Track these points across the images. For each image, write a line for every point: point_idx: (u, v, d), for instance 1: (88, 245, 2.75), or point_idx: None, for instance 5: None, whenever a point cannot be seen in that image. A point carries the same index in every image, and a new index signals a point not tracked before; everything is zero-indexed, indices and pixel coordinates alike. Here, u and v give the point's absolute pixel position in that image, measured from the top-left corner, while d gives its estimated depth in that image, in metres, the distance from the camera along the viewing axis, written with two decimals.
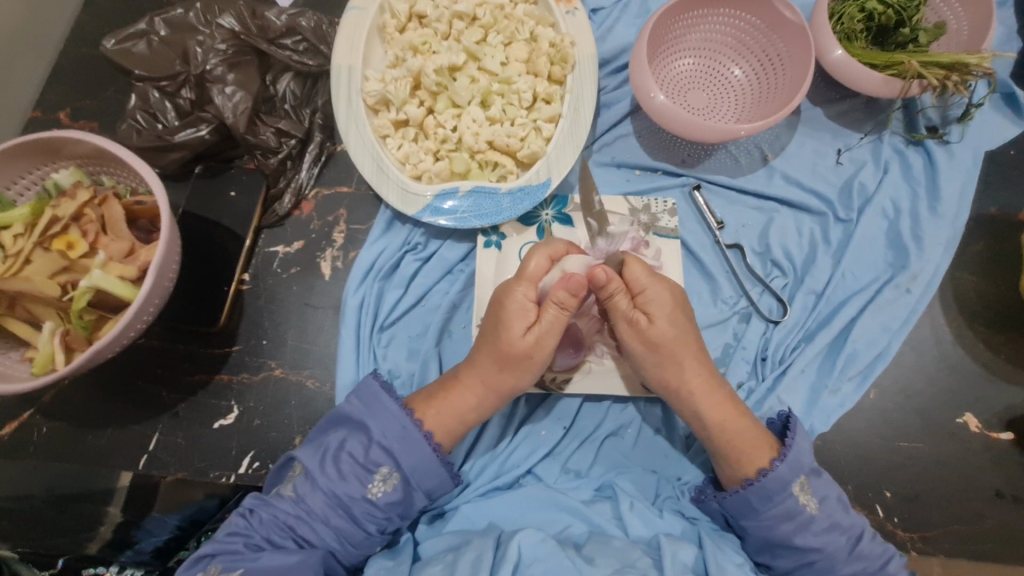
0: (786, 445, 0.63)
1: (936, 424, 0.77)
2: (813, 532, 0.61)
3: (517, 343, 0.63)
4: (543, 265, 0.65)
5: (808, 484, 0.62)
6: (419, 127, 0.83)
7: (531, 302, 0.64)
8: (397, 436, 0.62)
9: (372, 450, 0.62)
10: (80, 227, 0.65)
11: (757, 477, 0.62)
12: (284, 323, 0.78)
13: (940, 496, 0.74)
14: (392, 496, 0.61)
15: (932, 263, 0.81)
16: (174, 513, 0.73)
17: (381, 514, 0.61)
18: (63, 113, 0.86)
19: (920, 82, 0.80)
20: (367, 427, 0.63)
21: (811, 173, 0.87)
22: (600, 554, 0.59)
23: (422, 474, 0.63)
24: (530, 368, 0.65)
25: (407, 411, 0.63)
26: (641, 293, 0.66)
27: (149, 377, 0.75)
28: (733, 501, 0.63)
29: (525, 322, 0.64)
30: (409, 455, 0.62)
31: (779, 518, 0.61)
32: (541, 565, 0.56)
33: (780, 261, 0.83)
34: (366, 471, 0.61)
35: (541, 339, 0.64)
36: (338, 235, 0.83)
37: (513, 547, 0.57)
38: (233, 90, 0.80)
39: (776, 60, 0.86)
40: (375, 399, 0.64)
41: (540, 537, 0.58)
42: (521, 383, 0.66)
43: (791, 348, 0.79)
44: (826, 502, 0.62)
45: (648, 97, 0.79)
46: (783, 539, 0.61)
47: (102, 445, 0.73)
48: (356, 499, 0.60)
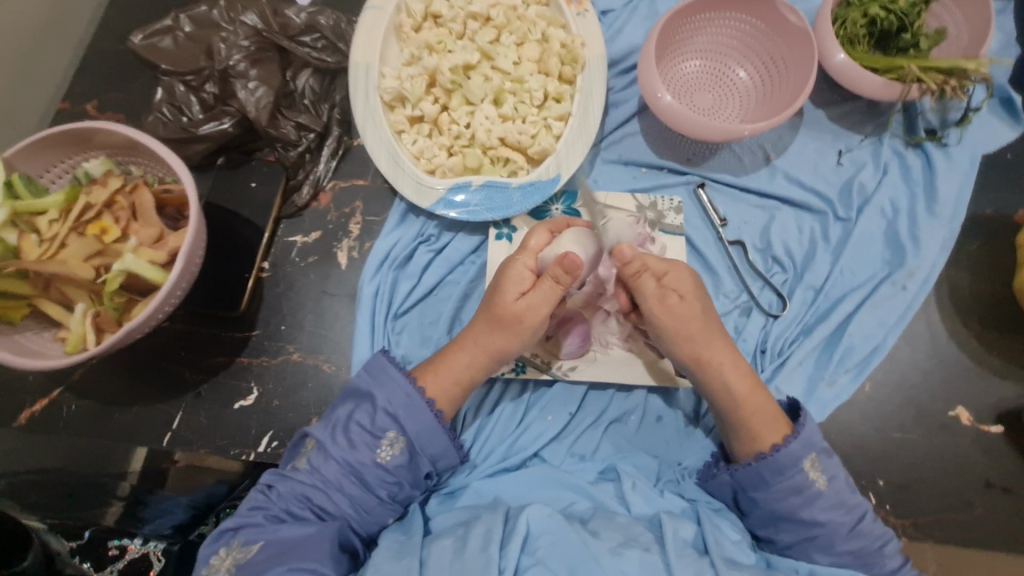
0: (800, 424, 0.66)
1: (930, 416, 0.80)
2: (818, 508, 0.63)
3: (510, 306, 0.66)
4: (545, 239, 0.69)
5: (818, 462, 0.64)
6: (434, 123, 0.86)
7: (529, 271, 0.67)
8: (402, 403, 0.65)
9: (378, 417, 0.64)
10: (112, 213, 0.69)
11: (769, 452, 0.64)
12: (302, 310, 0.82)
13: (932, 484, 0.77)
14: (399, 460, 0.64)
15: (928, 261, 0.84)
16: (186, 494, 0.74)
17: (392, 478, 0.64)
18: (90, 105, 0.90)
19: (920, 86, 0.83)
20: (372, 395, 0.66)
21: (813, 173, 0.90)
22: (604, 529, 0.62)
23: (427, 440, 0.66)
24: (522, 333, 0.67)
25: (409, 379, 0.66)
26: (664, 275, 0.70)
27: (173, 359, 0.78)
28: (745, 474, 0.66)
29: (520, 288, 0.67)
30: (413, 420, 0.65)
31: (786, 491, 0.64)
32: (548, 537, 0.59)
33: (781, 258, 0.85)
34: (373, 438, 0.64)
35: (532, 305, 0.66)
36: (355, 226, 0.86)
37: (523, 522, 0.60)
38: (256, 85, 0.83)
39: (779, 63, 0.89)
40: (382, 369, 0.67)
41: (547, 513, 0.61)
42: (512, 347, 0.68)
43: (790, 341, 0.82)
44: (834, 481, 0.64)
45: (655, 97, 0.82)
46: (789, 512, 0.64)
47: (127, 422, 0.76)
48: (367, 465, 0.63)
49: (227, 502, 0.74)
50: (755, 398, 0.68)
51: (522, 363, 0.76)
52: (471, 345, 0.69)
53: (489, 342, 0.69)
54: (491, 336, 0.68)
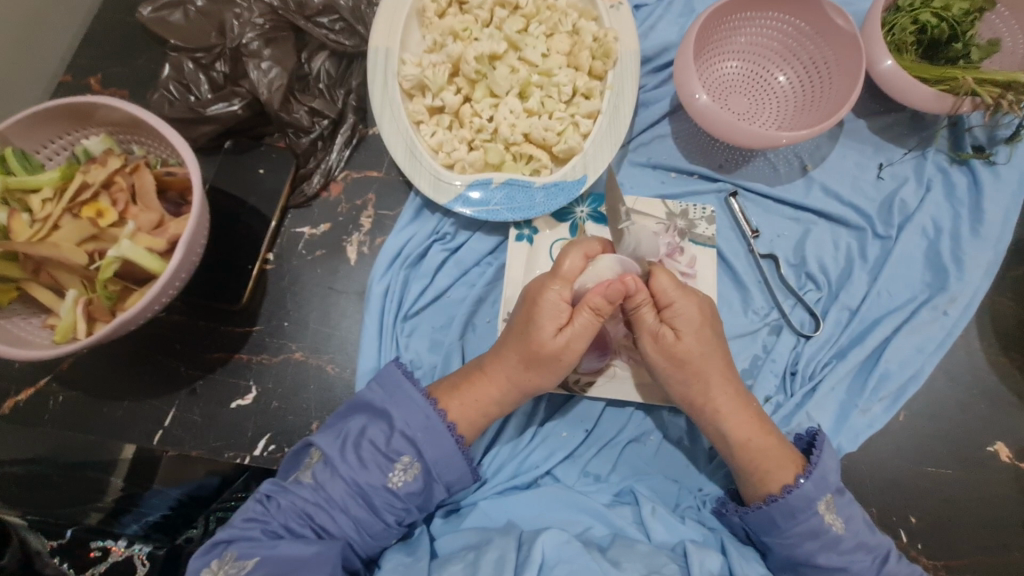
0: (812, 462, 0.62)
1: (967, 450, 0.75)
2: (838, 552, 0.59)
3: (548, 343, 0.61)
4: (579, 264, 0.63)
5: (834, 503, 0.60)
6: (455, 114, 0.81)
7: (565, 302, 0.62)
8: (421, 426, 0.61)
9: (394, 439, 0.60)
10: (110, 194, 0.64)
11: (780, 494, 0.60)
12: (307, 307, 0.77)
13: (966, 524, 0.72)
14: (412, 487, 0.60)
15: (971, 286, 0.79)
16: (174, 487, 0.70)
17: (401, 504, 0.60)
18: (93, 78, 0.85)
19: (973, 100, 0.77)
20: (389, 414, 0.61)
21: (852, 187, 0.85)
22: (626, 557, 0.58)
23: (444, 467, 0.62)
24: (558, 371, 0.63)
25: (431, 402, 0.62)
26: (668, 306, 0.64)
27: (168, 352, 0.74)
28: (756, 516, 0.62)
29: (557, 323, 0.61)
30: (432, 445, 0.61)
31: (803, 535, 0.59)
32: (566, 566, 0.55)
33: (815, 275, 0.80)
34: (387, 460, 0.60)
35: (573, 341, 0.61)
36: (366, 220, 0.81)
37: (537, 549, 0.56)
38: (269, 65, 0.79)
39: (823, 68, 0.84)
40: (398, 385, 0.63)
41: (564, 539, 0.57)
42: (546, 383, 0.65)
43: (821, 364, 0.77)
44: (852, 521, 0.60)
45: (691, 98, 0.77)
46: (806, 557, 0.60)
47: (118, 417, 0.72)
48: (377, 489, 0.59)
49: (217, 502, 0.70)
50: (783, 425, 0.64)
51: None
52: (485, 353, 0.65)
53: (505, 347, 0.65)
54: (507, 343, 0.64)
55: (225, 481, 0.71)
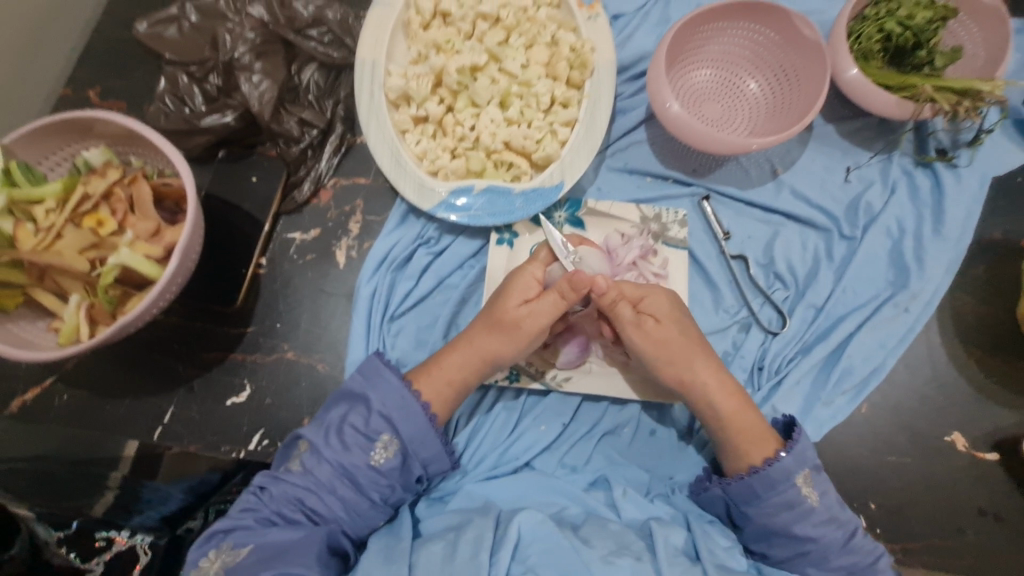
0: (793, 439, 0.65)
1: (925, 440, 0.79)
2: (812, 523, 0.63)
3: (512, 310, 0.68)
4: (552, 254, 0.72)
5: (811, 478, 0.64)
6: (438, 124, 0.85)
7: (536, 282, 0.69)
8: (396, 405, 0.65)
9: (371, 420, 0.64)
10: (109, 205, 0.68)
11: (761, 466, 0.64)
12: (298, 309, 0.81)
13: (924, 509, 0.76)
14: (392, 463, 0.64)
15: (932, 284, 0.83)
16: (177, 485, 0.74)
17: (385, 481, 0.64)
18: (92, 92, 0.89)
19: (932, 106, 0.81)
20: (367, 398, 0.66)
21: (820, 190, 0.89)
22: (596, 535, 0.62)
23: (420, 444, 0.66)
24: (518, 339, 0.68)
25: (406, 383, 0.66)
26: (641, 300, 0.71)
27: (167, 353, 0.78)
28: (737, 487, 0.65)
29: (524, 296, 0.68)
30: (407, 424, 0.65)
31: (779, 506, 0.63)
32: (540, 545, 0.59)
33: (782, 274, 0.84)
34: (367, 440, 0.64)
35: (534, 311, 0.67)
36: (354, 225, 0.85)
37: (513, 526, 0.60)
38: (260, 78, 0.82)
39: (792, 76, 0.87)
40: (377, 371, 0.67)
41: (539, 519, 0.61)
42: (505, 353, 0.69)
43: (788, 359, 0.81)
44: (825, 496, 0.64)
45: (663, 107, 0.81)
46: (782, 527, 0.63)
47: (120, 414, 0.76)
48: (361, 468, 0.63)
49: (218, 496, 0.74)
50: (749, 411, 0.68)
51: (516, 371, 0.75)
52: (465, 353, 0.69)
53: (484, 347, 0.69)
54: (484, 337, 0.69)
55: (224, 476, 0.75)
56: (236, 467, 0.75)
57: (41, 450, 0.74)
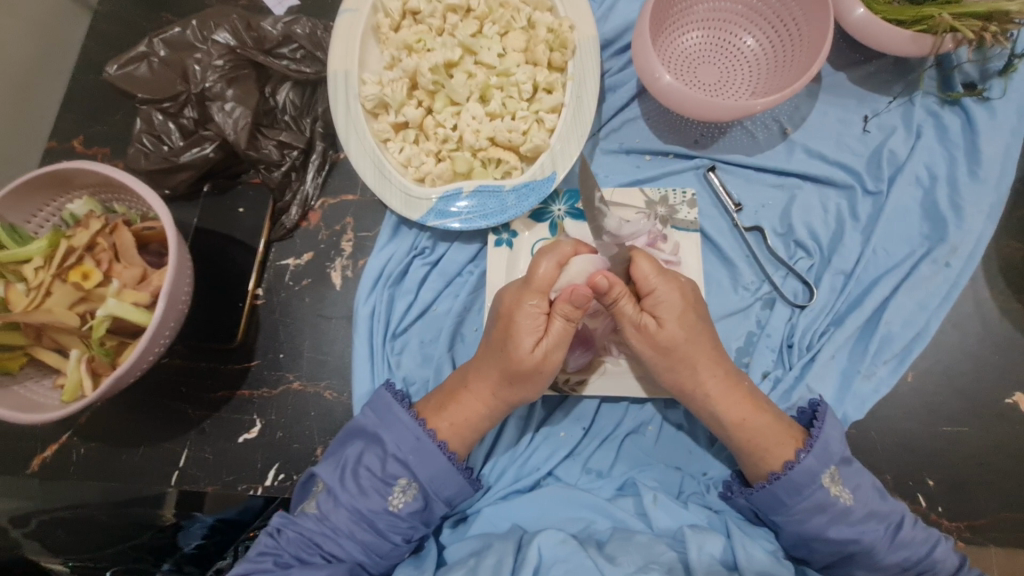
0: (813, 436, 0.61)
1: (982, 406, 0.72)
2: (848, 523, 0.58)
3: (526, 357, 0.62)
4: (551, 273, 0.62)
5: (839, 475, 0.60)
6: (419, 128, 0.81)
7: (542, 314, 0.62)
8: (412, 447, 0.64)
9: (388, 463, 0.63)
10: (94, 256, 0.67)
11: (782, 471, 0.60)
12: (299, 337, 0.79)
13: (990, 481, 0.70)
14: (413, 506, 0.63)
15: (973, 234, 0.75)
16: (220, 513, 0.74)
17: (405, 524, 0.63)
18: (76, 141, 0.89)
19: (954, 36, 0.73)
20: (381, 439, 0.64)
21: (836, 144, 0.82)
22: (622, 552, 0.57)
23: (440, 483, 0.64)
24: (541, 380, 0.64)
25: (419, 421, 0.65)
26: (650, 295, 0.64)
27: (175, 396, 0.77)
28: (760, 496, 0.61)
29: (534, 336, 0.62)
30: (425, 465, 0.63)
31: (810, 510, 0.59)
32: (562, 565, 0.55)
33: (804, 242, 0.78)
34: (385, 484, 0.63)
35: (549, 349, 0.62)
36: (347, 244, 0.83)
37: (534, 550, 0.56)
38: (233, 106, 0.80)
39: (792, 25, 0.80)
40: (389, 409, 0.66)
41: (560, 539, 0.57)
42: (533, 394, 0.66)
43: (819, 333, 0.75)
44: (859, 491, 0.60)
45: (654, 79, 0.75)
46: (816, 532, 0.59)
47: (137, 462, 0.76)
48: (379, 513, 0.62)
49: (260, 520, 0.73)
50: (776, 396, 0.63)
51: None
52: (476, 382, 0.66)
53: (489, 370, 0.65)
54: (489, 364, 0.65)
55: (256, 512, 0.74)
56: (264, 504, 0.74)
57: (80, 500, 0.74)
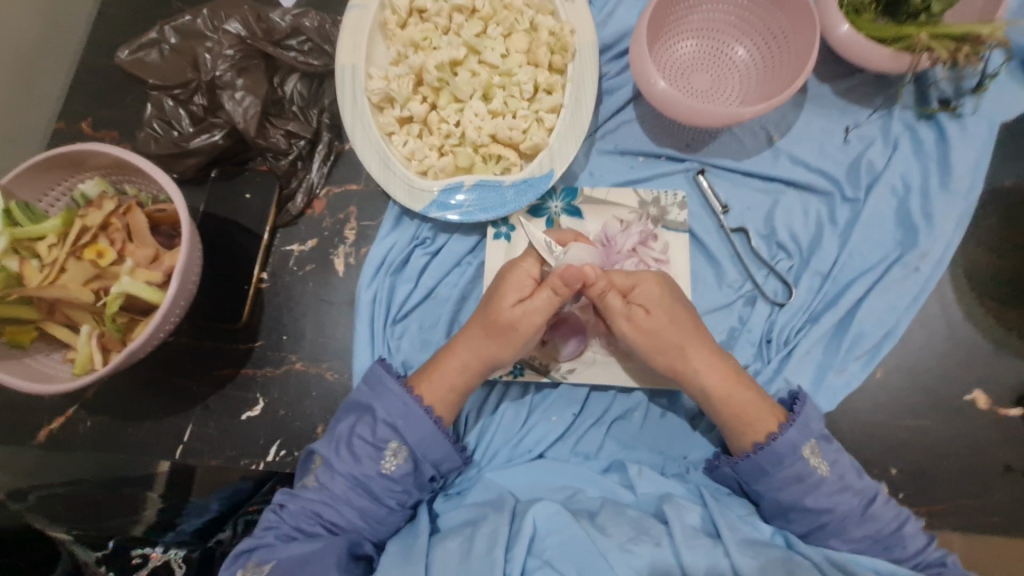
0: (795, 412, 0.65)
1: (945, 401, 0.77)
2: (824, 494, 0.62)
3: (506, 312, 0.67)
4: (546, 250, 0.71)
5: (818, 448, 0.64)
6: (424, 122, 0.84)
7: (531, 279, 0.69)
8: (400, 413, 0.67)
9: (378, 429, 0.67)
10: (107, 235, 0.69)
11: (767, 441, 0.63)
12: (303, 320, 0.82)
13: (949, 470, 0.75)
14: (404, 469, 0.66)
15: (942, 241, 0.81)
16: (212, 497, 0.77)
17: (399, 487, 0.66)
18: (84, 123, 0.90)
19: (930, 55, 0.78)
20: (372, 408, 0.68)
21: (819, 152, 0.86)
22: (611, 521, 0.60)
23: (429, 446, 0.68)
24: (516, 340, 0.68)
25: (406, 389, 0.68)
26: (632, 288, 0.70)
27: (181, 372, 0.80)
28: (745, 465, 0.65)
29: (519, 295, 0.68)
30: (413, 429, 0.67)
31: (788, 479, 0.63)
32: (558, 536, 0.58)
33: (785, 244, 0.83)
34: (376, 449, 0.66)
35: (529, 311, 0.67)
36: (350, 232, 0.86)
37: (528, 522, 0.59)
38: (243, 95, 0.83)
39: (779, 38, 0.85)
40: (380, 380, 0.69)
41: (553, 511, 0.60)
42: (503, 356, 0.69)
43: (797, 329, 0.80)
44: (837, 465, 0.63)
45: (648, 84, 0.79)
46: (794, 501, 0.62)
47: (141, 436, 0.78)
48: (373, 477, 0.65)
49: (252, 503, 0.77)
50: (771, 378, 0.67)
51: (520, 365, 0.76)
52: (462, 347, 0.71)
53: (473, 327, 0.71)
54: (476, 333, 0.70)
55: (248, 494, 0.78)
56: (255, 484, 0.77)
57: (72, 478, 0.78)
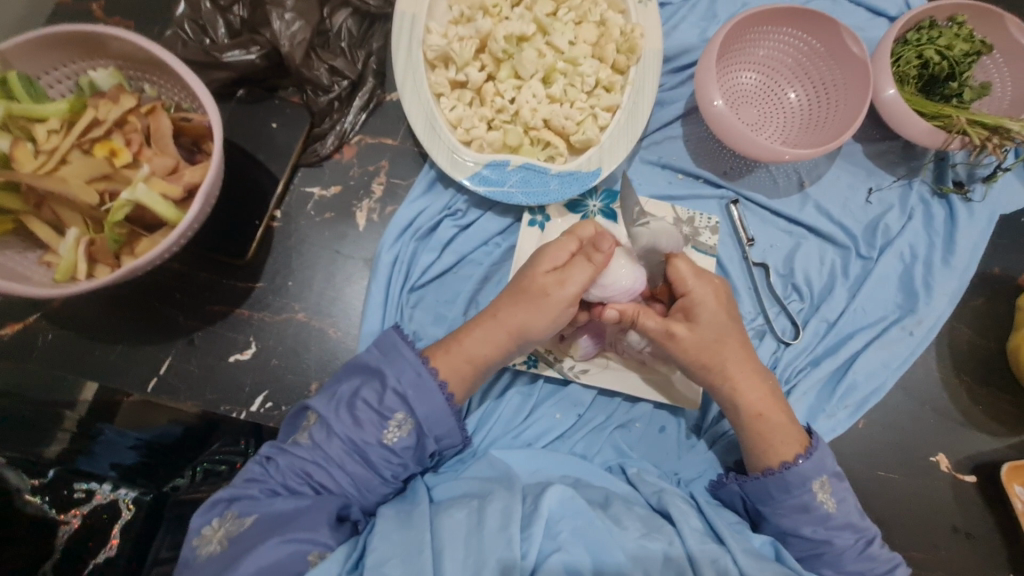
0: (813, 445, 0.67)
1: (913, 459, 0.83)
2: (825, 526, 0.65)
3: (540, 278, 0.66)
4: (589, 232, 0.70)
5: (828, 484, 0.66)
6: (477, 92, 0.81)
7: (569, 252, 0.67)
8: (413, 383, 0.62)
9: (386, 397, 0.61)
10: (123, 134, 0.62)
11: (778, 469, 0.66)
12: (312, 269, 0.77)
13: (905, 523, 0.80)
14: (406, 442, 0.61)
15: (937, 311, 0.86)
16: (137, 431, 0.70)
17: (397, 460, 0.62)
18: (96, 5, 0.80)
19: (963, 139, 0.82)
20: (382, 373, 0.62)
21: (842, 207, 0.90)
22: (626, 516, 0.60)
23: (435, 422, 0.63)
24: (547, 308, 0.65)
25: (423, 360, 0.63)
26: (686, 294, 0.69)
27: (167, 301, 0.73)
28: (753, 485, 0.67)
29: (553, 263, 0.66)
30: (423, 402, 0.62)
31: (792, 508, 0.65)
32: (569, 522, 0.57)
33: (800, 287, 0.86)
34: (381, 417, 0.61)
35: (563, 277, 0.65)
36: (377, 187, 0.81)
37: (545, 505, 0.57)
38: (292, 18, 0.76)
39: (831, 89, 0.87)
40: (396, 348, 0.64)
41: (568, 496, 0.59)
42: (533, 323, 0.65)
43: (797, 370, 0.83)
44: (843, 503, 0.65)
45: (708, 103, 0.80)
46: (793, 529, 0.65)
47: (110, 360, 0.72)
48: (372, 445, 0.60)
49: (204, 454, 0.72)
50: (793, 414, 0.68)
51: (535, 356, 0.75)
52: (480, 318, 0.67)
53: (504, 296, 0.68)
54: (514, 311, 0.66)
55: (194, 441, 0.73)
56: (203, 426, 0.73)
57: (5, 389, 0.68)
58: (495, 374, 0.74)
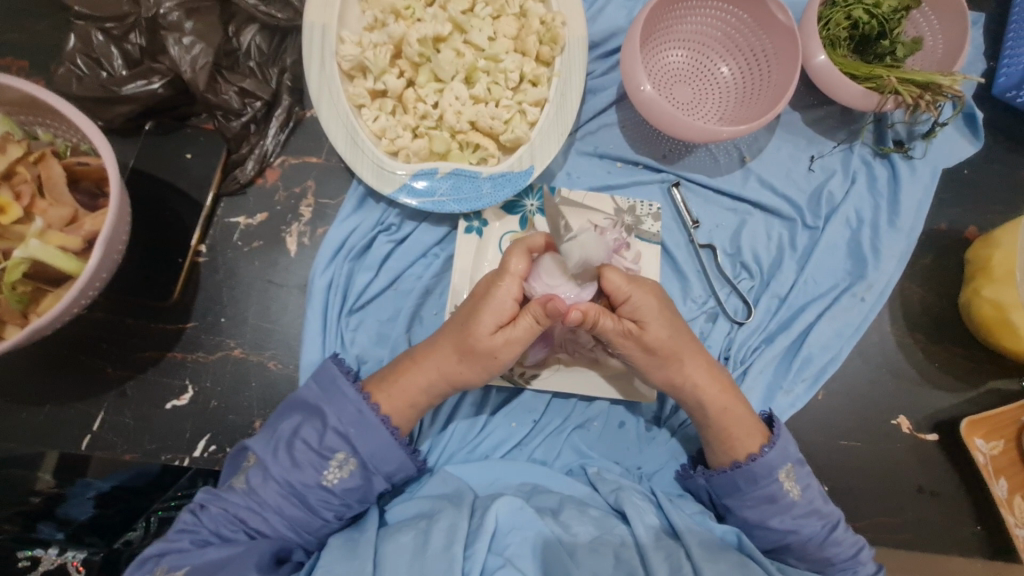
0: (776, 434, 0.67)
1: (875, 424, 0.83)
2: (791, 516, 0.64)
3: (486, 341, 0.62)
4: (524, 263, 0.62)
5: (793, 472, 0.65)
6: (398, 99, 0.78)
7: (512, 299, 0.62)
8: (354, 421, 0.61)
9: (326, 437, 0.60)
10: (11, 187, 0.59)
11: (745, 461, 0.65)
12: (245, 301, 0.74)
13: (872, 488, 0.81)
14: (348, 483, 0.61)
15: (886, 274, 0.86)
16: (104, 478, 0.68)
17: (338, 501, 0.61)
18: None
19: (896, 98, 0.82)
20: (323, 412, 0.61)
21: (785, 178, 0.89)
22: (576, 521, 0.59)
23: (382, 459, 0.62)
24: (494, 368, 0.64)
25: (364, 396, 0.62)
26: (626, 301, 0.64)
27: (93, 353, 0.71)
28: (720, 479, 0.67)
29: (497, 320, 0.61)
30: (366, 440, 0.61)
31: (763, 496, 0.65)
32: (518, 533, 0.56)
33: (748, 265, 0.85)
34: (322, 458, 0.60)
35: (509, 339, 0.62)
36: (306, 209, 0.78)
37: (491, 518, 0.56)
38: (192, 40, 0.72)
39: (762, 60, 0.86)
40: (334, 383, 0.63)
41: (518, 506, 0.58)
42: (475, 377, 0.65)
43: (752, 349, 0.82)
44: (808, 489, 0.65)
45: (636, 88, 0.78)
46: (759, 520, 0.65)
47: (38, 422, 0.69)
48: (311, 487, 0.59)
49: (160, 501, 0.68)
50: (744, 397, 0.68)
51: None
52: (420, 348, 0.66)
53: (445, 347, 0.65)
54: (446, 360, 0.64)
55: (160, 486, 0.69)
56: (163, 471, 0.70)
57: None
58: (444, 401, 0.72)
